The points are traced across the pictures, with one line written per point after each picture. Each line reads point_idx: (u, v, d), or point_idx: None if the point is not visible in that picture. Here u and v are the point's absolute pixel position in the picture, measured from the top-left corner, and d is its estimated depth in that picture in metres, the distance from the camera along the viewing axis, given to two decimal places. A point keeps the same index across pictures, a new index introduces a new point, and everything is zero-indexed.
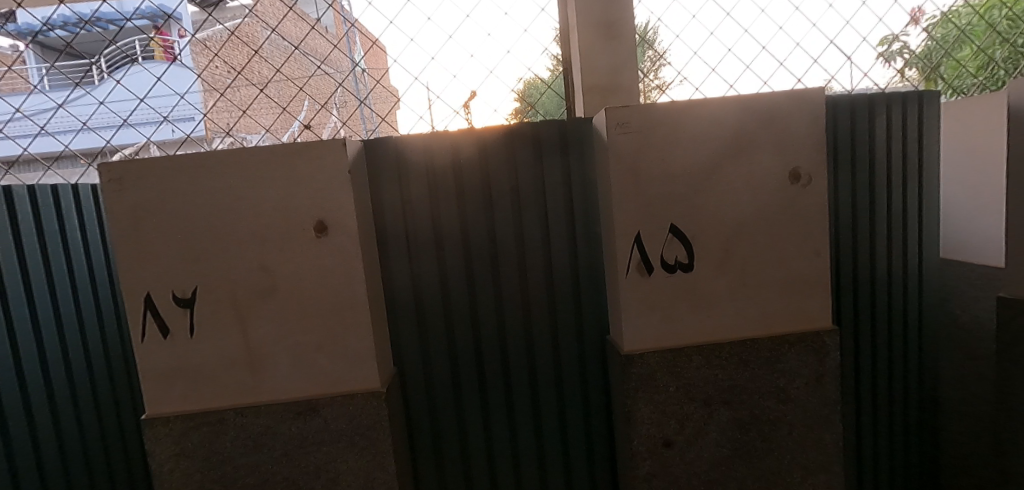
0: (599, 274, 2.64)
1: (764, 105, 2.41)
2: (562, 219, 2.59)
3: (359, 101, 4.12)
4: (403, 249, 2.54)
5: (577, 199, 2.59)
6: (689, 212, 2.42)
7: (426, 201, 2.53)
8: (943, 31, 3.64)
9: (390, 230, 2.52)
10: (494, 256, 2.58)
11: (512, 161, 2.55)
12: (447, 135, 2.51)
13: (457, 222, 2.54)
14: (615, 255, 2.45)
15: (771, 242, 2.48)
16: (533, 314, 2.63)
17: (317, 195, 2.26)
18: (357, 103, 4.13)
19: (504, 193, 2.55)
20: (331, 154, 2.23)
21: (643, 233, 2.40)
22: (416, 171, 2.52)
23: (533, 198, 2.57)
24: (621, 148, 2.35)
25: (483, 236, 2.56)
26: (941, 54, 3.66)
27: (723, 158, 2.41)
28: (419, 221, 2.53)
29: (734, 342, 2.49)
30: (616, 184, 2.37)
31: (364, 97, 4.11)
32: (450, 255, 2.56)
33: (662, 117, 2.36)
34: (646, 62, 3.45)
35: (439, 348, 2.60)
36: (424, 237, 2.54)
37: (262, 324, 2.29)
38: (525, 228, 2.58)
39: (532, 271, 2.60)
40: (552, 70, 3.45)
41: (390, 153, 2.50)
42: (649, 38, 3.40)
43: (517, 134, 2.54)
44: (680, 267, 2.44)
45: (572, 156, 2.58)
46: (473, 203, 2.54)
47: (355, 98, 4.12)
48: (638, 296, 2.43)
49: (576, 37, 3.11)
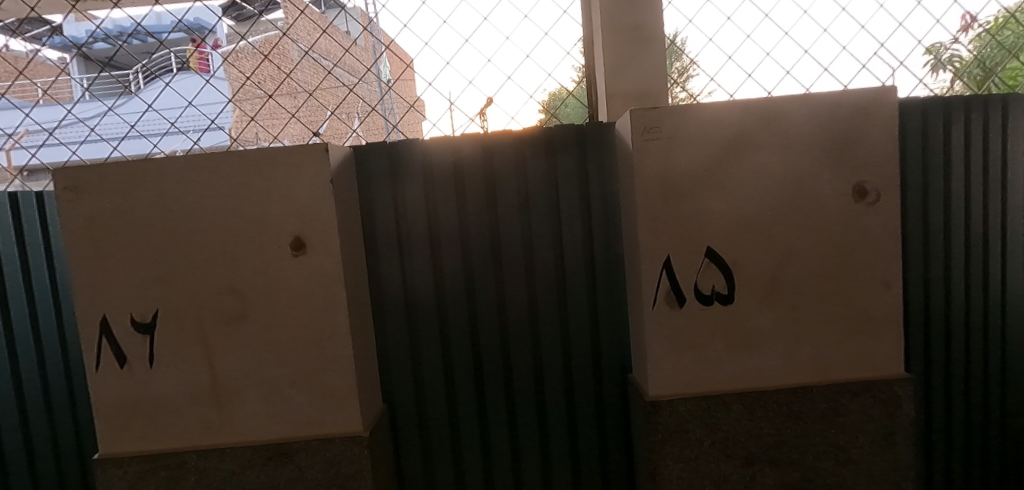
0: (621, 303, 2.27)
1: (818, 107, 2.02)
2: (579, 238, 2.25)
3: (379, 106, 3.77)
4: (396, 269, 2.23)
5: (596, 216, 2.25)
6: (729, 232, 2.04)
7: (423, 215, 2.22)
8: (998, 36, 3.10)
9: (381, 249, 2.22)
10: (501, 279, 2.24)
11: (523, 171, 2.23)
12: (449, 141, 2.21)
13: (458, 239, 2.23)
14: (640, 284, 2.09)
15: (828, 270, 2.07)
16: (543, 347, 2.28)
17: (293, 207, 1.96)
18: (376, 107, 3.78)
19: (513, 208, 2.23)
20: (310, 160, 1.94)
21: (674, 258, 2.03)
22: (412, 181, 2.22)
23: (546, 214, 2.23)
24: (647, 156, 2.00)
25: (487, 256, 2.23)
26: (996, 61, 3.13)
27: (773, 169, 2.03)
28: (415, 237, 2.23)
29: (783, 390, 2.08)
30: (642, 200, 2.01)
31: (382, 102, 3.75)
32: (450, 278, 2.24)
33: (695, 122, 2.01)
34: (674, 73, 3.06)
35: (435, 386, 2.27)
36: (419, 257, 2.23)
37: (229, 354, 2.00)
38: (537, 247, 2.24)
39: (545, 297, 2.25)
40: (578, 81, 3.10)
41: (386, 160, 2.21)
42: (673, 51, 3.03)
43: (530, 139, 2.22)
44: (718, 299, 2.05)
45: (593, 165, 2.24)
46: (476, 219, 2.22)
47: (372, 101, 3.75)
48: (667, 332, 2.05)
49: (599, 41, 2.79)
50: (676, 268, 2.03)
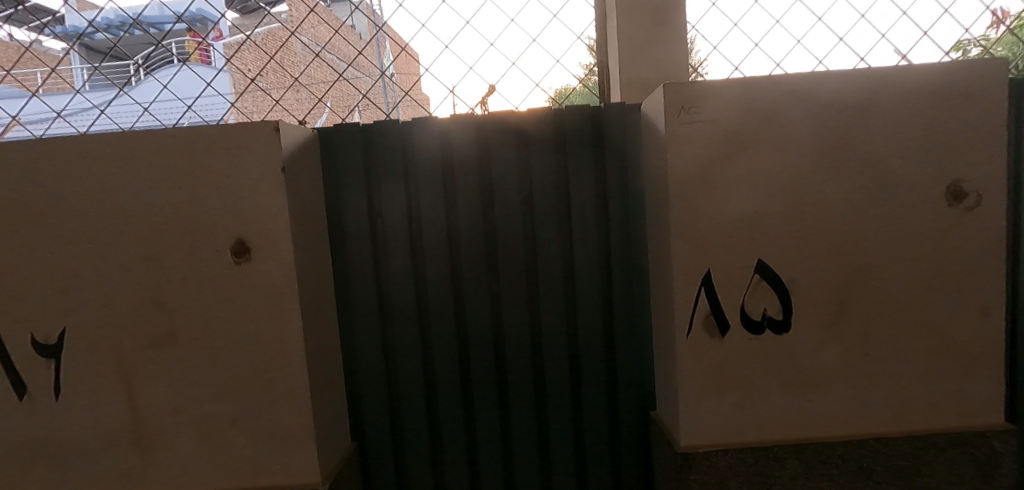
0: (641, 324, 1.89)
1: (901, 84, 1.59)
2: (590, 246, 1.87)
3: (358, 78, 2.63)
4: (370, 279, 1.85)
5: (614, 218, 1.86)
6: (785, 242, 1.61)
7: (403, 214, 1.84)
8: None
9: (352, 254, 1.85)
10: (497, 293, 1.87)
11: (525, 164, 1.84)
12: (435, 126, 1.83)
13: (446, 244, 1.85)
14: (671, 305, 1.66)
15: (909, 292, 1.64)
16: (548, 376, 1.90)
17: (234, 202, 1.55)
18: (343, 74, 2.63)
19: (513, 207, 1.84)
20: (257, 143, 1.53)
21: (714, 270, 1.60)
22: (392, 173, 1.83)
23: (551, 216, 1.85)
24: (685, 139, 1.57)
25: (481, 266, 1.86)
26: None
27: (839, 161, 1.61)
28: (394, 241, 1.85)
29: (849, 442, 1.66)
30: (675, 199, 1.58)
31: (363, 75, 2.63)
32: (434, 290, 1.86)
33: (748, 98, 1.58)
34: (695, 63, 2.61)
35: (417, 422, 1.90)
36: (398, 264, 1.85)
37: (155, 384, 1.60)
38: (540, 255, 1.86)
39: (549, 316, 1.88)
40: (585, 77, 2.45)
41: (361, 145, 1.83)
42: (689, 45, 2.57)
43: (534, 125, 1.84)
44: (769, 326, 1.62)
45: (610, 157, 1.85)
46: (468, 220, 1.84)
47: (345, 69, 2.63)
48: (703, 367, 1.63)
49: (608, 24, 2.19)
50: (715, 284, 1.60)
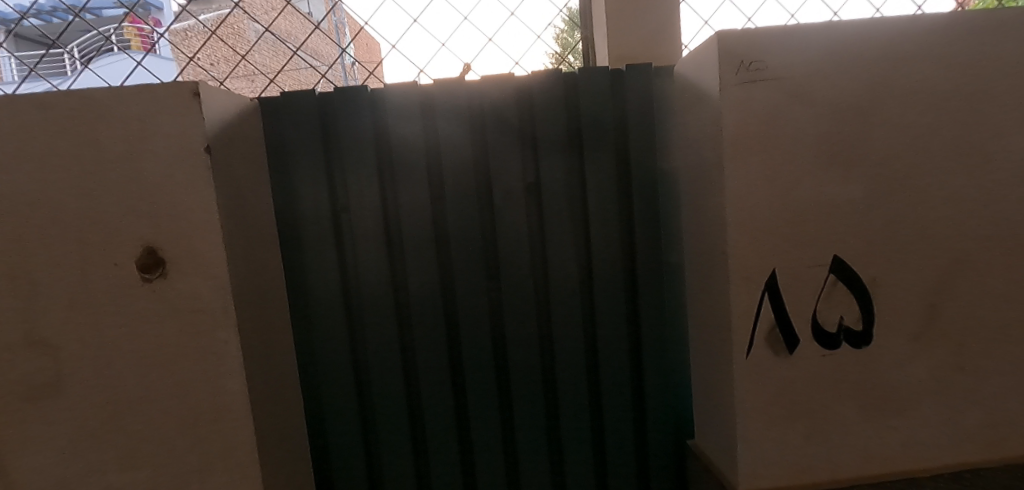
0: (672, 337, 1.56)
1: (997, 31, 1.27)
2: (611, 244, 1.51)
3: (314, 63, 1.81)
4: (335, 292, 1.45)
5: (639, 207, 1.51)
6: (865, 232, 1.27)
7: (375, 207, 1.44)
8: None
9: (310, 261, 1.44)
10: (498, 305, 1.51)
11: (529, 143, 1.48)
12: (415, 96, 1.44)
13: (432, 246, 1.46)
14: (721, 313, 1.31)
15: (1006, 289, 1.33)
16: (562, 400, 1.54)
17: (143, 196, 1.13)
18: (295, 56, 1.79)
19: (514, 196, 1.47)
20: (172, 114, 1.12)
21: (781, 271, 1.25)
22: (360, 155, 1.43)
23: (561, 208, 1.49)
24: (746, 103, 1.22)
25: (477, 272, 1.48)
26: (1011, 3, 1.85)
27: (928, 129, 1.28)
28: (364, 242, 1.45)
29: (939, 475, 1.35)
30: (732, 181, 1.23)
31: (322, 61, 1.82)
32: (419, 304, 1.47)
33: (824, 49, 1.23)
34: None
35: (400, 469, 1.51)
36: (371, 272, 1.45)
37: (40, 449, 1.16)
38: (550, 255, 1.50)
39: (561, 332, 1.52)
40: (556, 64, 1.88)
41: (320, 121, 1.42)
42: None
43: (539, 93, 1.46)
44: (847, 339, 1.29)
45: (632, 133, 1.49)
46: (459, 214, 1.46)
47: (297, 50, 1.79)
48: (766, 391, 1.29)
49: None
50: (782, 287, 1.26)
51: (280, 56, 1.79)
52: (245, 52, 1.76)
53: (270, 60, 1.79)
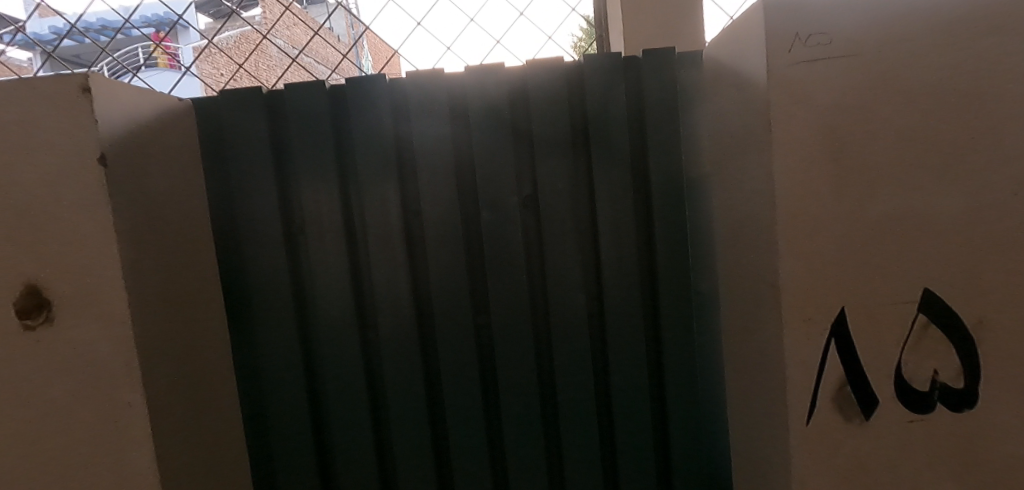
0: (703, 384, 1.26)
1: None
2: (626, 270, 1.22)
3: (320, 69, 1.53)
4: (288, 332, 1.19)
5: (661, 225, 1.21)
6: (978, 260, 0.92)
7: (335, 228, 1.19)
8: None
9: (257, 293, 1.19)
10: (487, 345, 1.24)
11: (522, 148, 1.21)
12: (383, 92, 1.18)
13: (406, 273, 1.20)
14: (771, 363, 1.00)
15: None
16: (567, 461, 1.25)
17: (21, 219, 0.89)
18: (298, 62, 1.51)
19: (506, 213, 1.20)
20: (54, 115, 0.88)
21: (853, 309, 0.93)
22: (317, 165, 1.18)
23: (563, 226, 1.21)
24: (804, 86, 0.91)
25: (461, 306, 1.21)
26: None
27: None
28: (322, 270, 1.19)
29: None
30: (782, 193, 0.93)
31: (329, 66, 1.54)
32: (390, 345, 1.21)
33: (915, 10, 0.90)
34: None
35: None
36: (332, 306, 1.20)
37: None
38: (550, 284, 1.22)
39: (565, 379, 1.23)
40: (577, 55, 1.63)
41: (269, 124, 1.18)
42: None
43: (534, 87, 1.19)
44: (948, 403, 0.94)
45: (651, 134, 1.20)
46: (438, 235, 1.20)
47: (300, 55, 1.51)
48: (835, 471, 0.96)
49: None
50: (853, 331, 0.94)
51: (283, 65, 1.52)
52: (245, 61, 1.49)
53: (276, 70, 1.52)
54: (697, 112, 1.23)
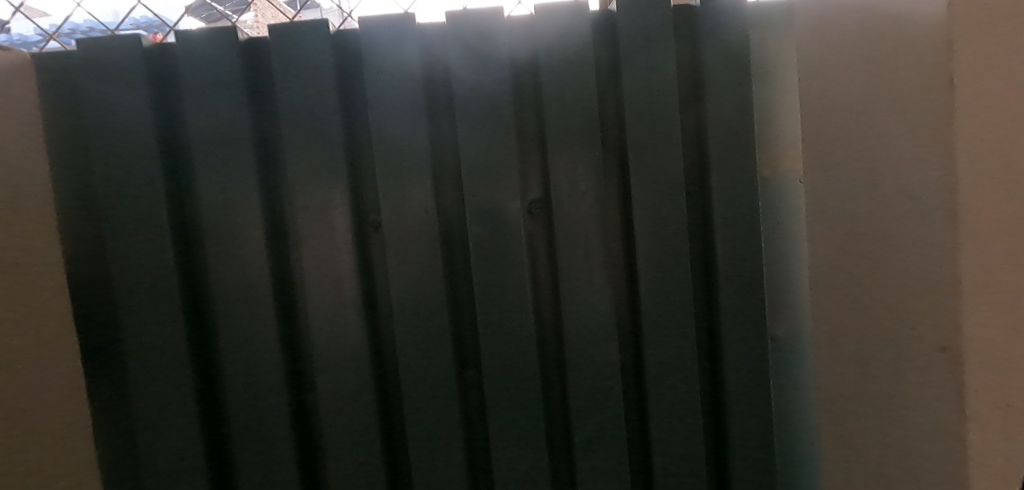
0: (787, 472, 0.89)
1: None
2: (675, 312, 0.85)
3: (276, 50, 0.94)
4: (186, 400, 0.83)
5: (725, 239, 0.85)
6: None
7: (256, 253, 0.83)
8: None
9: (140, 346, 0.82)
10: (477, 420, 0.87)
11: (528, 137, 0.85)
12: (325, 59, 0.82)
13: (357, 311, 0.84)
14: (878, 401, 0.82)
15: None
16: None
17: None
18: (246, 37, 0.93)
19: (502, 220, 0.83)
20: None
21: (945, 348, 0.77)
22: (226, 157, 0.82)
23: (585, 248, 0.85)
24: (913, 78, 0.78)
25: (437, 365, 0.84)
26: None
27: None
28: (234, 313, 0.83)
29: None
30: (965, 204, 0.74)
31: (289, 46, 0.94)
32: (334, 419, 0.85)
33: None
34: None
35: None
36: (251, 365, 0.84)
37: None
38: (566, 332, 0.86)
39: (588, 467, 0.86)
40: None
41: (161, 105, 0.83)
42: None
43: (545, 49, 0.82)
44: None
45: (711, 111, 0.84)
46: (405, 263, 0.83)
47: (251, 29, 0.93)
48: None
49: None
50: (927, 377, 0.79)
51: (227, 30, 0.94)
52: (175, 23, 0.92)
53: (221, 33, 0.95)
54: (784, 83, 0.86)
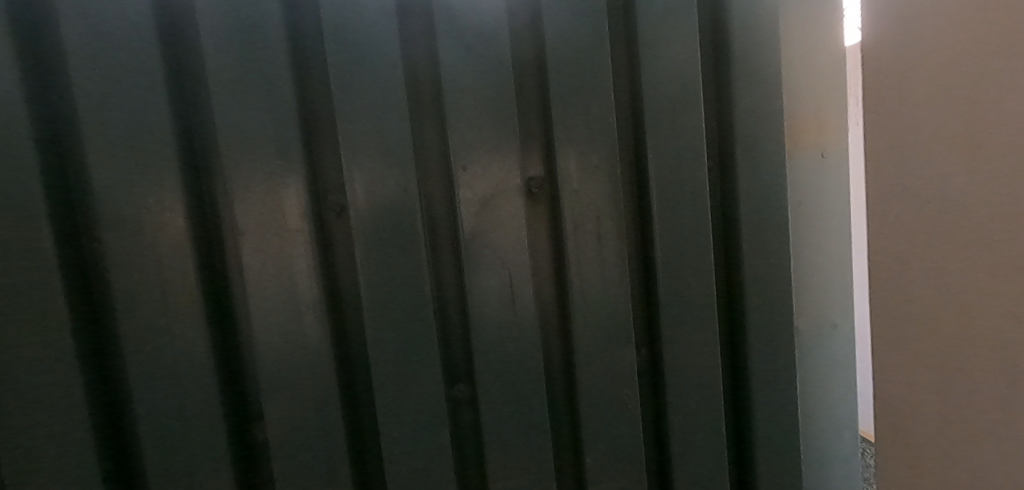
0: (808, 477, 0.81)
1: None
2: (699, 309, 0.74)
3: None
4: (84, 455, 0.61)
5: (751, 217, 0.74)
6: None
7: (179, 252, 0.63)
8: None
9: (12, 386, 0.60)
10: (471, 449, 0.71)
11: (528, 107, 0.71)
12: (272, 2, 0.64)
13: (315, 315, 0.66)
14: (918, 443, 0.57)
15: None
16: None
17: None
18: None
19: (496, 197, 0.68)
20: None
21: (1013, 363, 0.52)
22: (129, 115, 0.61)
23: (598, 237, 0.71)
24: None
25: (420, 383, 0.68)
26: None
27: None
28: (151, 333, 0.63)
29: None
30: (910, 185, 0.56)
31: None
32: (290, 463, 0.66)
33: None
34: None
35: None
36: (176, 401, 0.64)
37: None
38: (575, 337, 0.72)
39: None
40: None
41: (33, 52, 0.59)
42: None
43: (549, 2, 0.69)
44: None
45: (733, 70, 0.73)
46: (382, 260, 0.67)
47: None
48: None
49: None
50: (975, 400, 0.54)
51: None
52: None
53: None
54: (810, 49, 0.77)
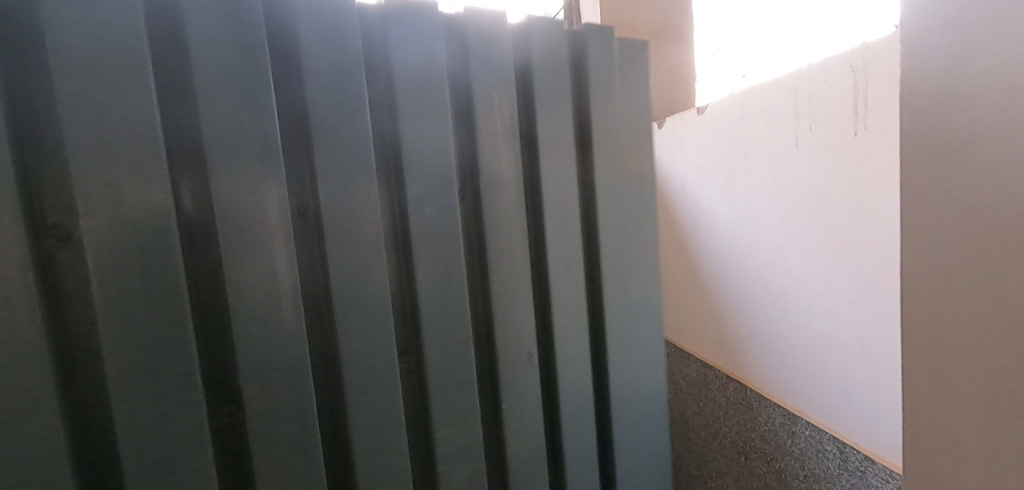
0: (659, 436, 1.02)
1: None
2: (578, 300, 0.95)
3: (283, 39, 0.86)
4: (67, 437, 0.66)
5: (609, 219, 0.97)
6: None
7: (159, 249, 0.69)
8: None
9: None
10: (423, 422, 0.85)
11: (461, 135, 0.87)
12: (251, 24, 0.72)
13: (285, 301, 0.75)
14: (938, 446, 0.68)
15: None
16: None
17: None
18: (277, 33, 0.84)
19: (437, 205, 0.83)
20: None
21: (998, 388, 0.62)
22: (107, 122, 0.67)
23: (497, 235, 0.88)
24: None
25: (379, 363, 0.79)
26: None
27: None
28: (122, 323, 0.68)
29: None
30: None
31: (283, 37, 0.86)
32: (266, 435, 0.74)
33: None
34: None
35: None
36: (155, 383, 0.69)
37: None
38: (493, 314, 0.88)
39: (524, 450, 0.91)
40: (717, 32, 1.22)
41: (23, 71, 0.65)
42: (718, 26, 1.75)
43: (475, 66, 0.86)
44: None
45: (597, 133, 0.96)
46: (344, 257, 0.77)
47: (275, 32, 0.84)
48: None
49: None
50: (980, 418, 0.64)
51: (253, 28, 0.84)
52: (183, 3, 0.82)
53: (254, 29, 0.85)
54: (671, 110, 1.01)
